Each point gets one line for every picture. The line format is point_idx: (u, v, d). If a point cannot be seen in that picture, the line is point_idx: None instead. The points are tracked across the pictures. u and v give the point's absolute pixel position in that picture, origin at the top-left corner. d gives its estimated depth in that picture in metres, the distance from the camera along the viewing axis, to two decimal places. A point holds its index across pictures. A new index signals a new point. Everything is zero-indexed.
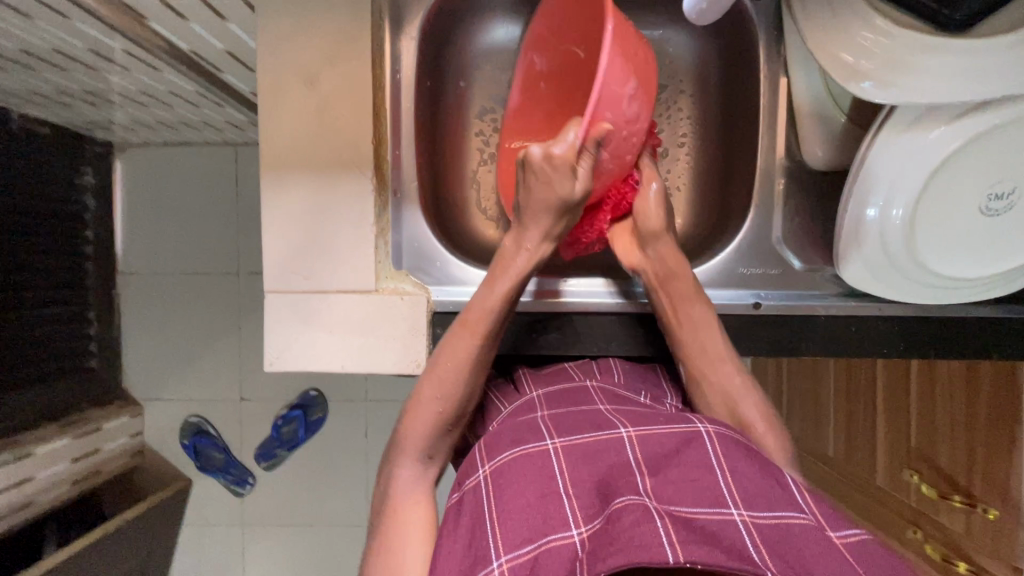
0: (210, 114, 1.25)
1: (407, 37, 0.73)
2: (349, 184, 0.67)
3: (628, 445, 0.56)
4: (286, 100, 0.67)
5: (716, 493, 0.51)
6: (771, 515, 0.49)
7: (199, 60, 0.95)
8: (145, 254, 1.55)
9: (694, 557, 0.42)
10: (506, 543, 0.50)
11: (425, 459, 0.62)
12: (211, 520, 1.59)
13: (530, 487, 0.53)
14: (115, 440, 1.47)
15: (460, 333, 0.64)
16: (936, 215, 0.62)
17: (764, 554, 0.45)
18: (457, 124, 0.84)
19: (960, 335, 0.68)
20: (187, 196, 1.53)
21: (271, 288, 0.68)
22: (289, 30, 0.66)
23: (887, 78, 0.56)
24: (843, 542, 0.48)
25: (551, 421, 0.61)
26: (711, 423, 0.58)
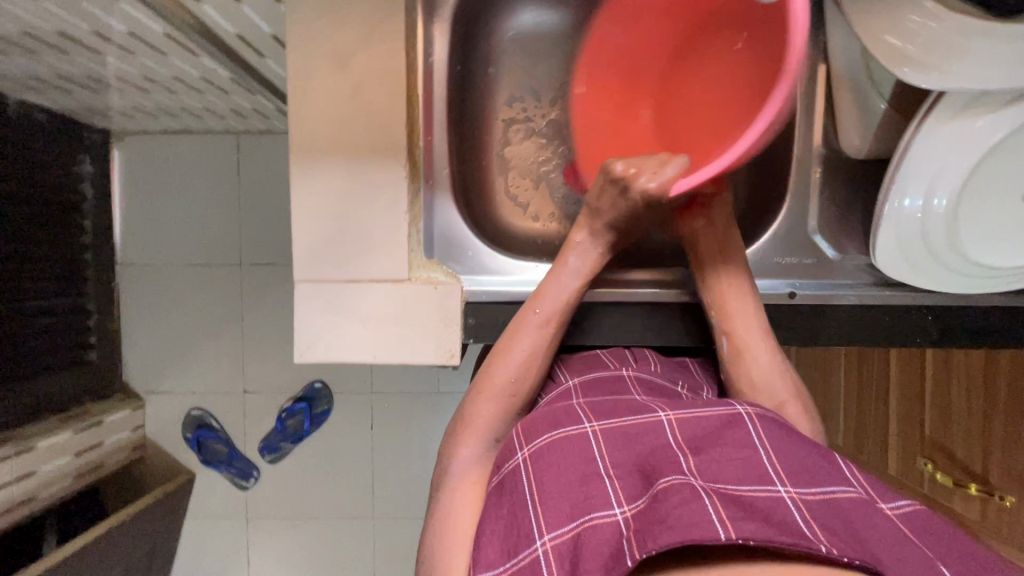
0: (215, 100, 1.21)
1: (438, 20, 0.71)
2: (381, 171, 0.66)
3: (668, 427, 0.55)
4: (316, 82, 0.65)
5: (763, 470, 0.50)
6: (822, 490, 0.48)
7: (209, 44, 0.92)
8: (146, 244, 1.51)
9: (745, 533, 0.43)
10: (549, 522, 0.49)
11: (492, 441, 0.62)
12: (215, 513, 1.57)
13: (569, 469, 0.52)
14: (115, 436, 1.45)
15: (533, 320, 0.65)
16: (974, 203, 0.62)
17: (816, 527, 0.44)
18: (485, 110, 0.82)
19: (991, 325, 0.69)
20: (189, 185, 1.50)
21: (298, 278, 0.67)
22: (318, 9, 0.64)
23: (932, 63, 0.56)
24: (895, 513, 0.48)
25: (587, 406, 0.60)
26: (751, 405, 0.57)
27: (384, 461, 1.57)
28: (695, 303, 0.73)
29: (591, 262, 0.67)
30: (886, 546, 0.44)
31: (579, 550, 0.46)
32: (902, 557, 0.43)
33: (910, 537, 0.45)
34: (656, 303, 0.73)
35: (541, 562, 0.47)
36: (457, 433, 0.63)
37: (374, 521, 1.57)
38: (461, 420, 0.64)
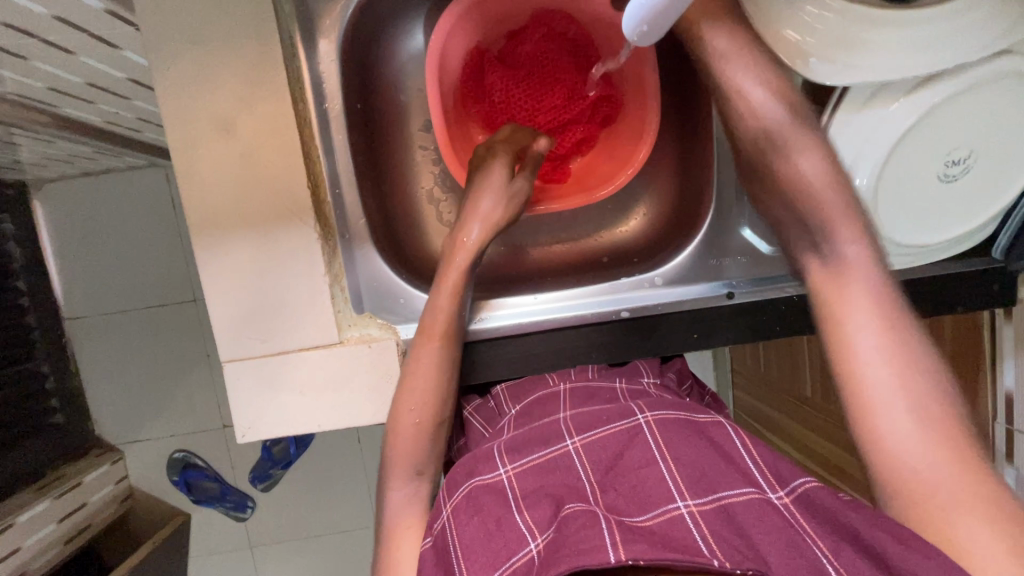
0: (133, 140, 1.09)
1: (326, 57, 0.66)
2: (290, 236, 0.62)
3: (577, 457, 0.55)
4: (203, 148, 0.60)
5: (661, 488, 0.49)
6: (715, 497, 0.47)
7: (97, 90, 0.81)
8: (89, 295, 1.38)
9: (635, 553, 0.41)
10: (471, 572, 0.47)
11: (416, 475, 0.60)
12: (218, 547, 1.51)
13: (485, 516, 0.51)
14: (100, 491, 1.34)
15: (422, 345, 0.63)
16: (898, 183, 0.60)
17: (711, 542, 0.43)
18: (401, 137, 0.78)
19: (926, 295, 0.69)
20: (122, 224, 1.35)
21: (226, 358, 0.64)
22: (190, 68, 0.59)
23: (832, 54, 0.54)
24: (790, 501, 0.47)
25: (503, 443, 0.58)
26: (650, 411, 0.56)
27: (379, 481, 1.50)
28: (629, 318, 0.70)
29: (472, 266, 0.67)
30: (775, 548, 0.42)
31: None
32: (794, 559, 0.42)
33: (805, 534, 0.44)
34: (582, 327, 0.70)
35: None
36: (390, 461, 0.61)
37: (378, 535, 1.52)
38: (388, 455, 0.61)
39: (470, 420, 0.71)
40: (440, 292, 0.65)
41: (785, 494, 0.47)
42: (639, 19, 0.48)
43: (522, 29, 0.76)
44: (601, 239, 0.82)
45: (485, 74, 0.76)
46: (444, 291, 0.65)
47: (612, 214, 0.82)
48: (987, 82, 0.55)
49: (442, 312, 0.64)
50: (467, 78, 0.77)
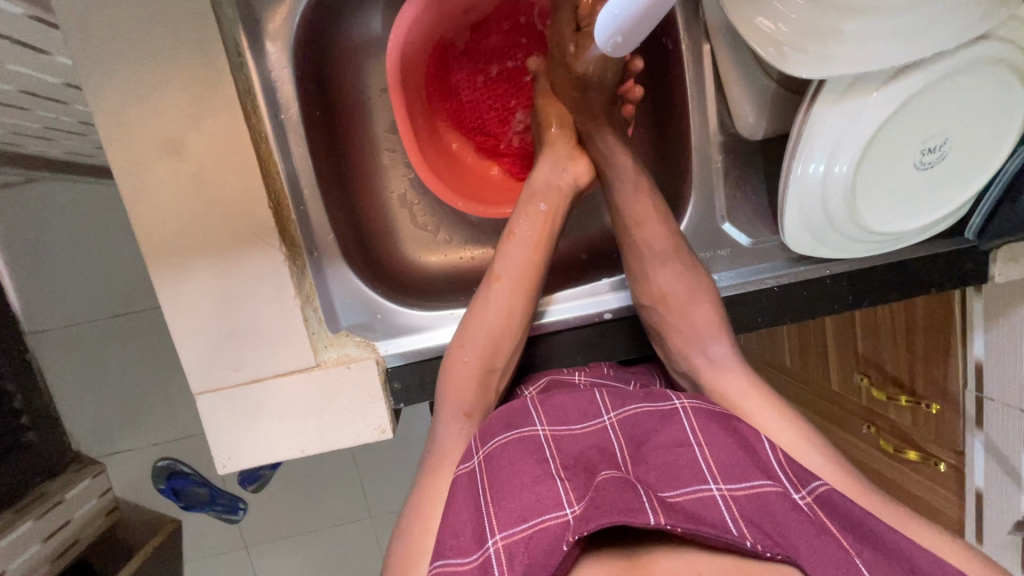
0: (77, 142, 0.92)
1: (278, 65, 0.63)
2: (253, 258, 0.59)
3: (612, 431, 0.54)
4: (150, 170, 0.56)
5: (696, 468, 0.49)
6: (749, 484, 0.48)
7: (28, 97, 0.69)
8: (46, 306, 1.19)
9: (676, 522, 0.43)
10: (501, 520, 0.46)
11: (463, 414, 0.59)
12: (212, 550, 1.41)
13: (521, 469, 0.49)
14: (84, 506, 1.23)
15: (495, 287, 0.63)
16: (876, 172, 0.59)
17: (745, 527, 0.45)
18: (366, 140, 0.74)
19: (898, 279, 0.70)
20: (71, 231, 1.15)
21: (198, 390, 0.61)
22: (127, 85, 0.54)
23: (804, 44, 0.53)
24: (812, 500, 0.49)
25: (537, 401, 0.57)
26: (687, 396, 0.55)
27: (376, 486, 1.40)
28: (612, 320, 0.70)
29: (536, 221, 0.65)
30: (805, 537, 0.45)
31: (529, 551, 0.44)
32: (820, 551, 0.45)
33: (828, 529, 0.47)
34: (566, 331, 0.70)
35: (491, 563, 0.44)
36: (442, 395, 0.60)
37: (375, 532, 1.44)
38: (443, 388, 0.61)
39: None
40: (507, 241, 0.64)
41: (806, 493, 0.49)
42: (613, 30, 0.45)
43: (487, 19, 0.73)
44: (577, 238, 0.81)
45: (451, 71, 0.75)
46: (515, 244, 0.64)
47: (585, 217, 0.81)
48: (961, 70, 0.54)
49: (516, 261, 0.63)
50: (430, 74, 0.74)
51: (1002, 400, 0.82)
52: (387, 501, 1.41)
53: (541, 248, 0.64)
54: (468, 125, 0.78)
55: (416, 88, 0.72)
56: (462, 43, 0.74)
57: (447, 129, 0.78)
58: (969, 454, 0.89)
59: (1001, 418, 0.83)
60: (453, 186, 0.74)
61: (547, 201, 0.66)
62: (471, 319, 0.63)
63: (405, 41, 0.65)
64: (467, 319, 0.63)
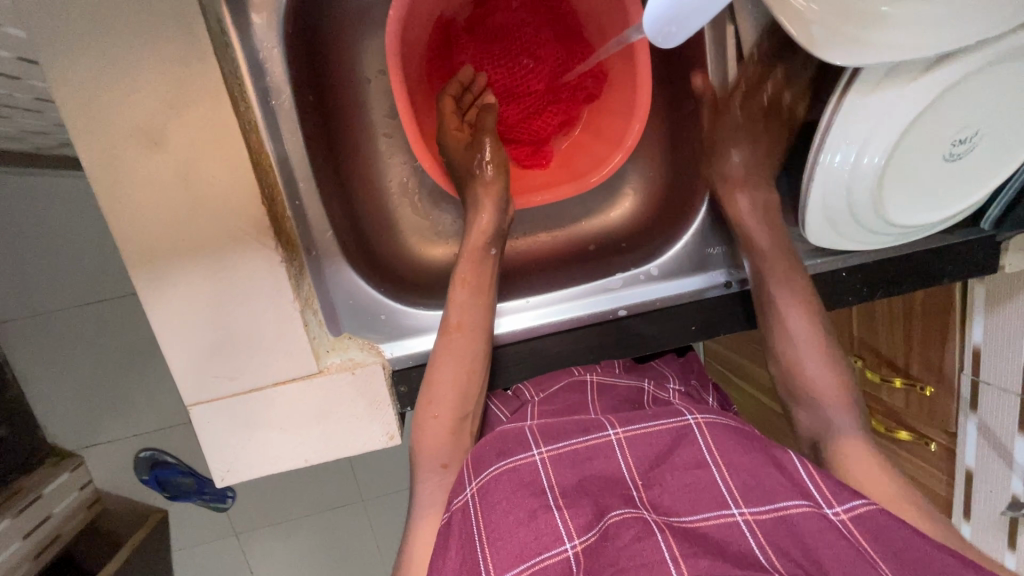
0: (33, 121, 0.83)
1: (265, 40, 0.57)
2: (247, 261, 0.54)
3: (618, 449, 0.52)
4: (127, 164, 0.50)
5: (714, 491, 0.47)
6: (774, 507, 0.46)
7: None
8: (9, 297, 1.11)
9: (698, 572, 0.40)
10: (499, 564, 0.45)
11: (442, 465, 0.56)
12: (201, 541, 1.38)
13: (518, 505, 0.48)
14: (64, 502, 1.19)
15: (451, 340, 0.59)
16: (904, 165, 0.57)
17: (771, 556, 0.43)
18: (361, 124, 0.69)
19: (916, 269, 0.69)
20: (31, 217, 1.06)
21: (190, 401, 0.57)
22: (95, 66, 0.47)
23: (836, 25, 0.50)
24: (846, 519, 0.45)
25: (536, 427, 0.55)
26: (701, 411, 0.53)
27: (367, 473, 1.38)
28: (627, 316, 0.66)
29: (488, 266, 0.62)
30: (840, 563, 0.42)
31: None
32: None
33: (866, 552, 0.43)
34: (579, 330, 0.66)
35: None
36: (417, 450, 0.57)
37: (368, 516, 1.42)
38: (415, 446, 0.58)
39: (490, 408, 0.66)
40: (458, 287, 0.61)
41: (840, 510, 0.46)
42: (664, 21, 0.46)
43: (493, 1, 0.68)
44: (583, 226, 0.77)
45: (450, 47, 0.69)
46: (469, 290, 0.61)
47: (594, 204, 0.77)
48: (1000, 61, 0.52)
49: (470, 307, 0.60)
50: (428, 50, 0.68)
51: (998, 384, 0.83)
52: (380, 485, 1.39)
53: (483, 291, 0.61)
54: None
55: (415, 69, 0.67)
56: (464, 20, 0.69)
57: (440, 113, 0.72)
58: (960, 436, 0.91)
59: (995, 401, 0.84)
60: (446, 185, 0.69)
61: (494, 239, 0.62)
62: (432, 378, 0.58)
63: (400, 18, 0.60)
64: (429, 373, 0.59)
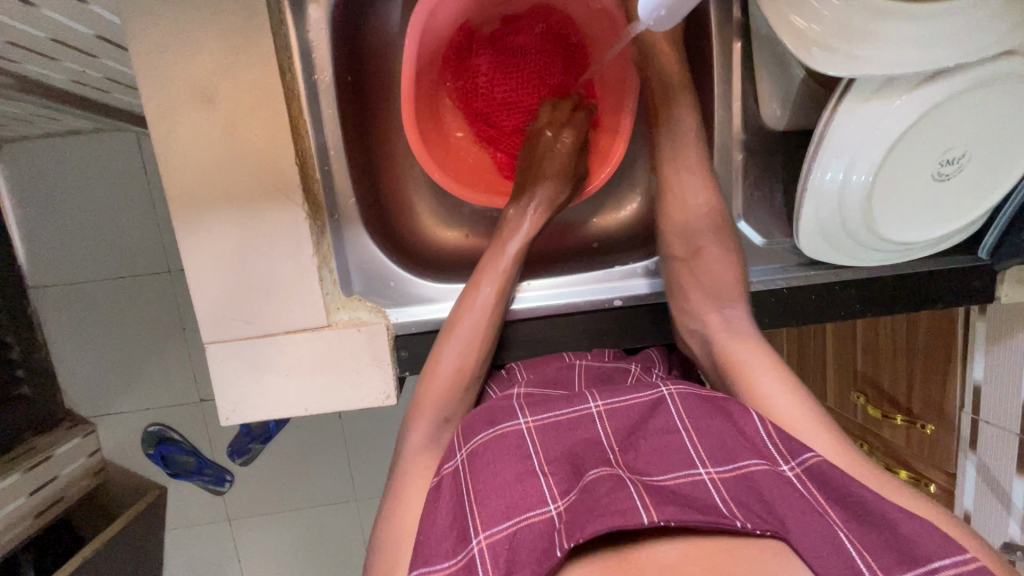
0: (99, 96, 0.92)
1: (316, 26, 0.64)
2: (276, 215, 0.60)
3: (598, 421, 0.54)
4: (181, 121, 0.57)
5: (684, 456, 0.51)
6: (737, 467, 0.50)
7: (59, 47, 0.70)
8: (54, 261, 1.19)
9: (667, 515, 0.44)
10: (485, 519, 0.47)
11: (443, 419, 0.60)
12: (194, 521, 1.39)
13: (505, 467, 0.50)
14: (71, 466, 1.22)
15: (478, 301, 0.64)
16: (892, 180, 0.60)
17: (732, 507, 0.46)
18: (391, 114, 0.76)
19: (905, 289, 0.69)
20: (84, 187, 1.15)
21: (208, 340, 0.62)
22: (169, 34, 0.55)
23: (837, 44, 0.54)
24: (799, 472, 0.49)
25: (522, 398, 0.58)
26: (674, 382, 0.56)
27: (362, 467, 1.39)
28: (621, 307, 0.69)
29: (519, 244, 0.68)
30: (793, 510, 0.46)
31: (514, 547, 0.45)
32: (811, 526, 0.45)
33: (817, 503, 0.47)
34: (574, 314, 0.69)
35: (476, 562, 0.45)
36: (418, 404, 0.61)
37: (359, 512, 1.42)
38: (417, 401, 0.61)
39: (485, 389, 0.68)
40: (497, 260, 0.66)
41: (795, 465, 0.50)
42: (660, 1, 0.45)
43: (518, 18, 0.76)
44: (588, 223, 0.81)
45: (469, 54, 0.76)
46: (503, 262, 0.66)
47: (602, 206, 0.82)
48: (984, 84, 0.55)
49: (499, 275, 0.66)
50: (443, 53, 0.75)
51: (997, 423, 0.81)
52: (374, 480, 1.40)
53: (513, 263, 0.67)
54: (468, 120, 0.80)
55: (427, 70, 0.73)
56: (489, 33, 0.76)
57: (452, 120, 0.79)
58: (961, 477, 0.89)
59: (995, 443, 0.82)
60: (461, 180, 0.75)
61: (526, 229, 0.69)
62: (447, 339, 0.63)
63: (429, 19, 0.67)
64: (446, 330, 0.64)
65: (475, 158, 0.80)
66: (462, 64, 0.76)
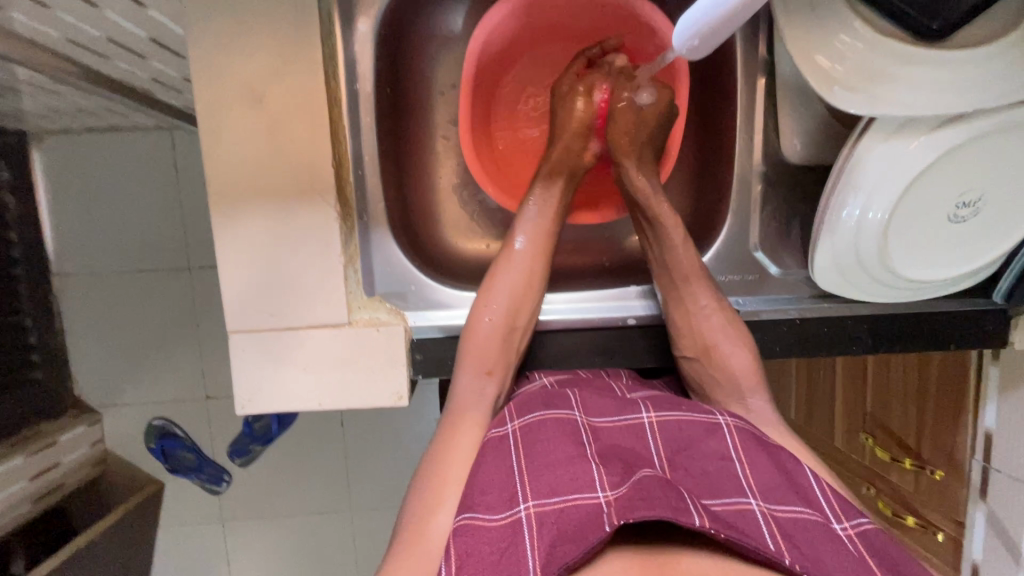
0: (143, 96, 0.97)
1: (360, 39, 0.68)
2: (308, 215, 0.62)
3: (649, 431, 0.57)
4: (230, 120, 0.60)
5: (735, 480, 0.53)
6: (787, 510, 0.51)
7: (113, 45, 0.74)
8: (80, 250, 1.23)
9: (718, 527, 0.45)
10: (536, 491, 0.50)
11: (484, 373, 0.64)
12: (188, 519, 1.38)
13: (560, 448, 0.53)
14: (74, 454, 1.23)
15: (522, 257, 0.69)
16: (911, 217, 0.62)
17: (779, 541, 0.47)
18: (421, 127, 0.79)
19: (920, 327, 0.69)
20: (119, 181, 1.20)
21: (233, 329, 0.64)
22: (225, 38, 0.58)
23: (860, 84, 0.56)
24: (851, 534, 0.50)
25: (580, 395, 0.61)
26: (731, 416, 0.59)
27: (360, 476, 1.38)
28: (636, 325, 0.71)
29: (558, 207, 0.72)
30: (840, 566, 0.47)
31: (559, 521, 0.47)
32: None
33: (864, 562, 0.48)
34: (589, 331, 0.69)
35: (522, 526, 0.48)
36: (466, 349, 0.65)
37: (354, 522, 1.41)
38: (464, 349, 0.65)
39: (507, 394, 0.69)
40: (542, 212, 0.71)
41: (847, 526, 0.51)
42: (690, 33, 0.44)
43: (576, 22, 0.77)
44: (607, 242, 0.83)
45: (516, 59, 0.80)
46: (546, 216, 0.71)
47: (620, 227, 0.84)
48: (1003, 130, 0.57)
49: (542, 233, 0.70)
50: (501, 59, 0.78)
51: (1010, 472, 0.80)
52: (371, 490, 1.39)
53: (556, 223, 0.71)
54: (512, 116, 0.82)
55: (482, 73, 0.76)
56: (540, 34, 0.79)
57: (501, 117, 0.82)
58: (970, 525, 0.87)
59: (1005, 492, 0.81)
60: (501, 182, 0.79)
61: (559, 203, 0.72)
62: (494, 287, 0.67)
63: (493, 25, 0.71)
64: (491, 280, 0.68)
65: (518, 152, 0.82)
66: (512, 65, 0.80)
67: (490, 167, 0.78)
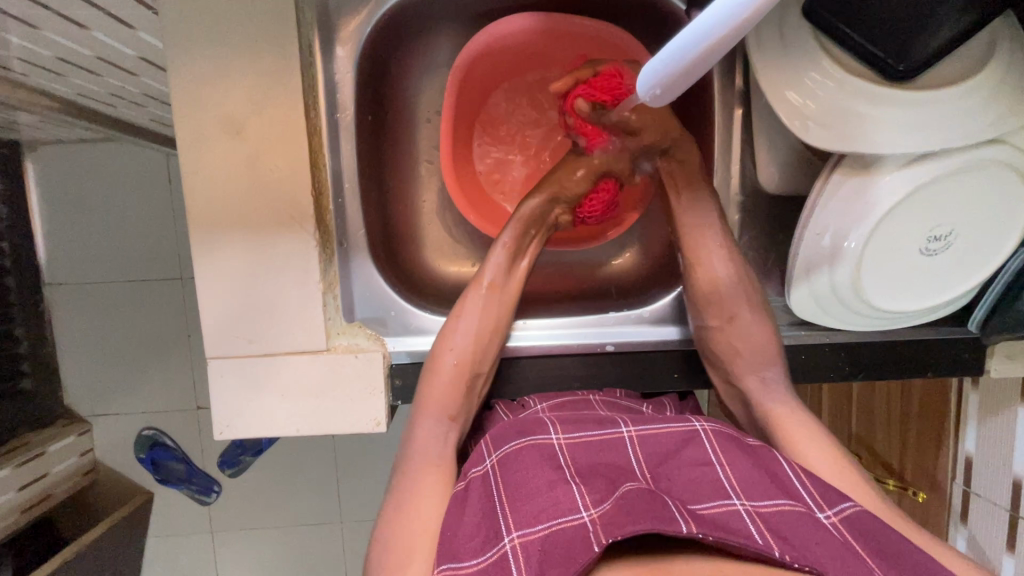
0: (138, 112, 0.97)
1: (342, 66, 0.69)
2: (288, 244, 0.63)
3: (630, 445, 0.57)
4: (210, 148, 0.61)
5: (717, 485, 0.52)
6: (772, 502, 0.50)
7: (102, 63, 0.74)
8: (71, 260, 1.23)
9: (705, 530, 0.45)
10: (518, 520, 0.49)
11: (449, 418, 0.63)
12: (176, 530, 1.38)
13: (540, 474, 0.52)
14: (64, 463, 1.22)
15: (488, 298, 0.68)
16: (884, 249, 0.62)
17: (767, 537, 0.46)
18: (405, 150, 0.80)
19: (901, 357, 0.70)
20: (112, 193, 1.21)
21: (211, 355, 0.64)
22: (205, 66, 0.59)
23: (831, 121, 0.56)
24: (836, 520, 0.49)
25: (554, 416, 0.61)
26: (708, 420, 0.58)
27: (349, 488, 1.38)
28: (614, 351, 0.70)
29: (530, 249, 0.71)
30: (829, 552, 0.45)
31: (545, 549, 0.46)
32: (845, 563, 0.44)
33: (853, 546, 0.47)
34: (568, 357, 0.71)
35: (508, 557, 0.46)
36: (425, 398, 0.63)
37: (342, 534, 1.40)
38: (423, 395, 0.63)
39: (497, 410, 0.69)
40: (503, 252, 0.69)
41: (831, 513, 0.50)
42: (653, 82, 0.46)
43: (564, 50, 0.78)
44: (590, 267, 0.85)
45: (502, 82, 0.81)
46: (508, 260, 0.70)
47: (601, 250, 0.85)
48: (970, 167, 0.58)
49: (510, 278, 0.69)
50: (484, 84, 0.79)
51: (986, 496, 0.79)
52: (359, 502, 1.39)
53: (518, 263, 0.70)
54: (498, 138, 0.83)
55: (465, 96, 0.77)
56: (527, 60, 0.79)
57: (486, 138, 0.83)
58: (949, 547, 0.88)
59: (984, 515, 0.80)
60: (478, 205, 0.79)
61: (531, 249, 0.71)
62: (457, 331, 0.66)
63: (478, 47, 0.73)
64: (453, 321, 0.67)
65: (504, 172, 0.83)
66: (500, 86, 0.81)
67: (471, 191, 0.79)
